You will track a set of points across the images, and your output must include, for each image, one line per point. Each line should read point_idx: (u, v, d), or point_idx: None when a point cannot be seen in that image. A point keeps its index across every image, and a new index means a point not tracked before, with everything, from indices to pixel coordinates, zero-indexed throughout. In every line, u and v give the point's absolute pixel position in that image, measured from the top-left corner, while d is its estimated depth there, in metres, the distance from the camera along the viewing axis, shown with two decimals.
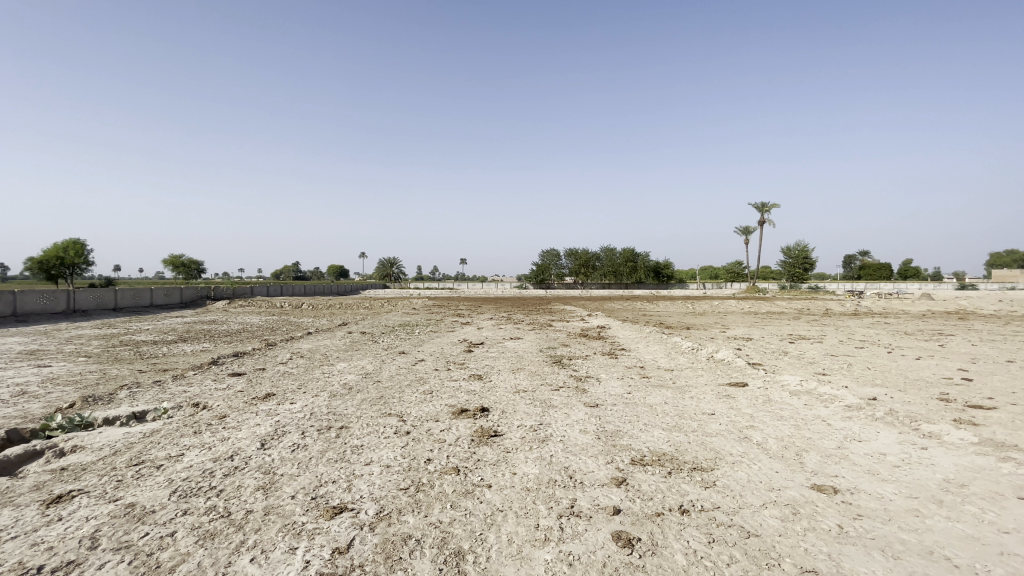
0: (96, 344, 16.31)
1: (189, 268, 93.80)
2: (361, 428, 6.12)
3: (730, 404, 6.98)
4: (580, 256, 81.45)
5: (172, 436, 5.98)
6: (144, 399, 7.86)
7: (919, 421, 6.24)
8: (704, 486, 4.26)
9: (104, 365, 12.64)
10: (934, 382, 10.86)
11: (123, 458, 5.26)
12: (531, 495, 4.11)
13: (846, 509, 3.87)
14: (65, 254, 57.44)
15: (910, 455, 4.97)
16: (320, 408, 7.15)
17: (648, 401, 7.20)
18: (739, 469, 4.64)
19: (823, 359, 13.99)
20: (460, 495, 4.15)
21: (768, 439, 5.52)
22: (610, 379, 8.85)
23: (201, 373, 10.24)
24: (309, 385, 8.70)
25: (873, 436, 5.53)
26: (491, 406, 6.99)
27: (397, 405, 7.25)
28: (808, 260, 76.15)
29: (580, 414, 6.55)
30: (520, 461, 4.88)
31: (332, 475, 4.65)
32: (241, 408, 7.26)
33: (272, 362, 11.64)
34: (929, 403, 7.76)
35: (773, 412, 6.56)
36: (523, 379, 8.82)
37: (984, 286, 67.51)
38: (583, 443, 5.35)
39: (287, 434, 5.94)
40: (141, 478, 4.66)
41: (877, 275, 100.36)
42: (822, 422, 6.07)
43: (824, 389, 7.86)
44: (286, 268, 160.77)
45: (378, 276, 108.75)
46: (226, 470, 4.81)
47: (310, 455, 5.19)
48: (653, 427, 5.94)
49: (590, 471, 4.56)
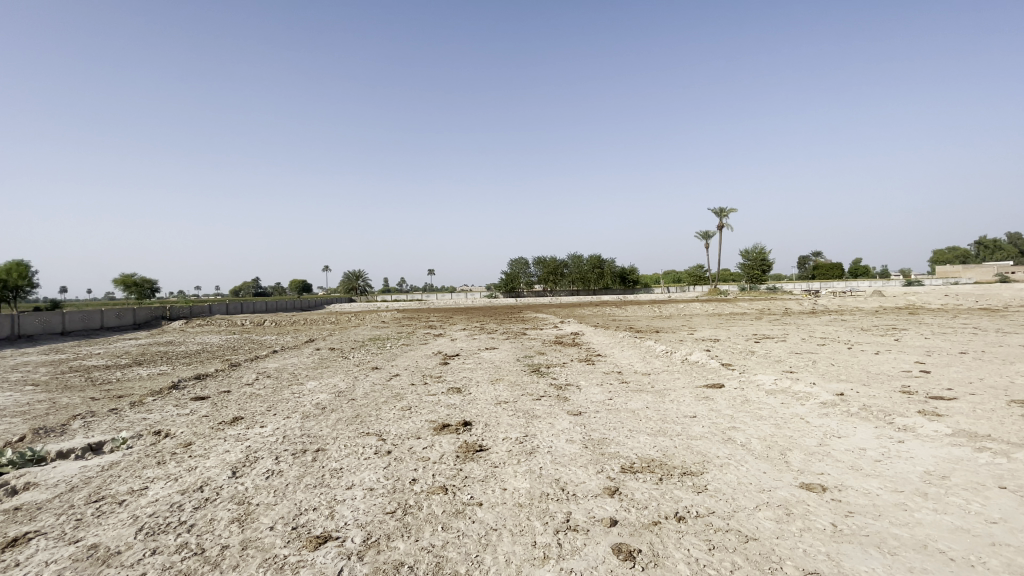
0: (42, 371, 15.25)
1: (143, 288, 89.70)
2: (339, 449, 5.87)
3: (711, 406, 7.04)
4: (548, 263, 82.13)
5: (134, 468, 5.57)
6: (100, 429, 7.32)
7: (891, 415, 6.44)
8: (696, 491, 4.24)
9: (53, 394, 11.79)
10: (894, 375, 11.34)
11: (82, 494, 4.85)
12: (525, 512, 3.99)
13: (837, 507, 3.91)
14: (6, 275, 54.03)
15: (890, 450, 5.10)
16: (293, 430, 6.82)
17: (630, 407, 7.19)
18: (728, 472, 4.65)
19: (790, 358, 14.39)
20: (451, 515, 4.00)
21: (752, 439, 5.57)
22: (590, 386, 8.83)
23: (161, 398, 9.65)
24: (280, 407, 8.31)
25: (852, 432, 5.67)
26: (473, 420, 6.83)
27: (376, 423, 7.01)
28: (766, 262, 79.06)
29: (565, 423, 6.47)
30: (509, 475, 4.75)
31: (313, 502, 4.41)
32: (207, 434, 6.85)
33: (239, 383, 11.11)
34: (894, 396, 8.06)
35: (753, 412, 6.66)
36: (503, 390, 8.69)
37: (926, 282, 71.56)
38: (571, 453, 5.27)
39: (259, 460, 5.62)
40: (102, 516, 4.29)
41: (830, 274, 105.00)
42: (801, 420, 6.19)
43: (798, 387, 8.04)
44: (246, 284, 155.66)
45: (344, 289, 106.70)
46: (197, 502, 4.49)
47: (287, 481, 4.92)
48: (638, 433, 5.92)
49: (582, 482, 4.48)
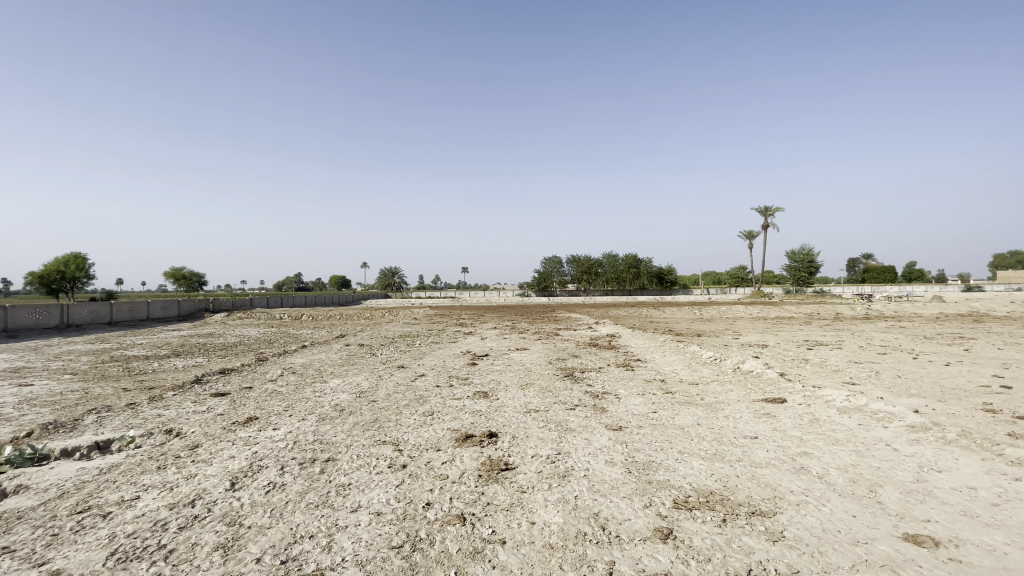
0: (84, 359, 15.51)
1: (190, 281, 93.26)
2: (350, 460, 5.30)
3: (772, 425, 6.12)
4: (582, 263, 80.85)
5: (131, 473, 5.13)
6: (112, 426, 7.01)
7: (997, 443, 5.35)
8: (771, 539, 3.40)
9: (87, 384, 11.75)
10: (974, 391, 9.98)
11: (70, 502, 4.42)
12: (556, 557, 3.26)
13: (959, 572, 3.01)
14: (66, 269, 56.97)
15: (1007, 491, 4.12)
16: (306, 435, 6.29)
17: (678, 423, 6.32)
18: (808, 514, 3.78)
19: (848, 367, 13.07)
20: (467, 557, 3.31)
21: (829, 470, 4.65)
22: (630, 396, 7.98)
23: (182, 393, 9.37)
24: (297, 407, 7.84)
25: (955, 466, 4.67)
26: (500, 430, 6.14)
27: (393, 430, 6.38)
28: (813, 264, 75.50)
29: (603, 440, 5.68)
30: (539, 505, 4.02)
31: (311, 527, 3.81)
32: (217, 436, 6.41)
33: (261, 379, 10.77)
34: (983, 416, 6.89)
35: (825, 434, 5.70)
36: (534, 397, 7.95)
37: (988, 288, 66.39)
38: (612, 480, 4.49)
39: (263, 469, 5.09)
40: (81, 533, 3.82)
41: (882, 277, 99.01)
42: (888, 447, 5.20)
43: (874, 405, 6.95)
44: (288, 279, 160.23)
45: (380, 286, 108.30)
46: (183, 521, 3.96)
47: (287, 498, 4.35)
48: (690, 456, 5.09)
49: (626, 520, 3.71)
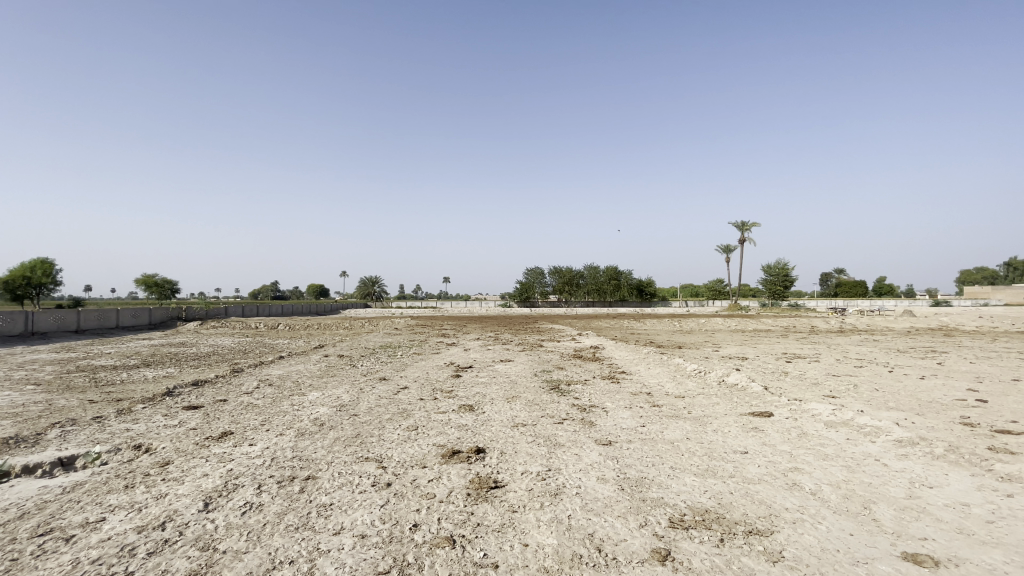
0: (48, 369, 14.80)
1: (163, 289, 90.79)
2: (331, 478, 5.07)
3: (762, 440, 6.09)
4: (564, 274, 81.18)
5: (96, 492, 4.82)
6: (76, 441, 6.62)
7: (982, 458, 5.40)
8: (771, 561, 3.32)
9: (51, 395, 11.18)
10: (951, 404, 10.17)
11: (28, 524, 4.11)
12: None
13: None
14: (31, 275, 54.81)
15: (999, 507, 4.13)
16: (284, 451, 6.04)
17: (668, 438, 6.24)
18: (805, 532, 3.72)
19: (827, 380, 13.24)
20: None
21: (822, 486, 4.61)
22: (617, 409, 7.89)
23: (152, 406, 8.95)
24: (275, 421, 7.54)
25: (946, 482, 4.68)
26: (488, 446, 5.98)
27: (376, 446, 6.16)
28: (788, 277, 77.17)
29: (594, 455, 5.57)
30: (531, 526, 3.88)
31: (290, 551, 3.59)
32: (190, 452, 6.10)
33: (237, 391, 10.37)
34: (965, 430, 6.97)
35: (815, 450, 5.68)
36: (521, 411, 7.80)
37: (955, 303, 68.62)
38: (605, 498, 4.37)
39: (238, 489, 4.83)
40: (40, 558, 3.53)
41: (854, 291, 101.78)
42: (877, 463, 5.20)
43: (860, 419, 6.99)
44: (265, 287, 157.30)
45: (359, 295, 106.88)
46: (153, 545, 3.70)
47: (265, 520, 4.12)
48: (682, 472, 5.01)
49: (622, 541, 3.60)
